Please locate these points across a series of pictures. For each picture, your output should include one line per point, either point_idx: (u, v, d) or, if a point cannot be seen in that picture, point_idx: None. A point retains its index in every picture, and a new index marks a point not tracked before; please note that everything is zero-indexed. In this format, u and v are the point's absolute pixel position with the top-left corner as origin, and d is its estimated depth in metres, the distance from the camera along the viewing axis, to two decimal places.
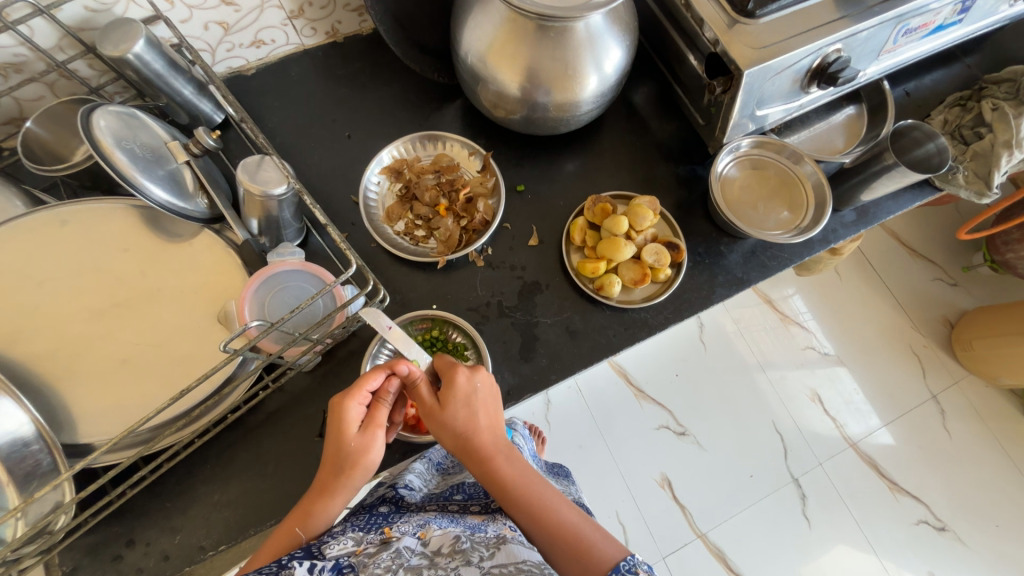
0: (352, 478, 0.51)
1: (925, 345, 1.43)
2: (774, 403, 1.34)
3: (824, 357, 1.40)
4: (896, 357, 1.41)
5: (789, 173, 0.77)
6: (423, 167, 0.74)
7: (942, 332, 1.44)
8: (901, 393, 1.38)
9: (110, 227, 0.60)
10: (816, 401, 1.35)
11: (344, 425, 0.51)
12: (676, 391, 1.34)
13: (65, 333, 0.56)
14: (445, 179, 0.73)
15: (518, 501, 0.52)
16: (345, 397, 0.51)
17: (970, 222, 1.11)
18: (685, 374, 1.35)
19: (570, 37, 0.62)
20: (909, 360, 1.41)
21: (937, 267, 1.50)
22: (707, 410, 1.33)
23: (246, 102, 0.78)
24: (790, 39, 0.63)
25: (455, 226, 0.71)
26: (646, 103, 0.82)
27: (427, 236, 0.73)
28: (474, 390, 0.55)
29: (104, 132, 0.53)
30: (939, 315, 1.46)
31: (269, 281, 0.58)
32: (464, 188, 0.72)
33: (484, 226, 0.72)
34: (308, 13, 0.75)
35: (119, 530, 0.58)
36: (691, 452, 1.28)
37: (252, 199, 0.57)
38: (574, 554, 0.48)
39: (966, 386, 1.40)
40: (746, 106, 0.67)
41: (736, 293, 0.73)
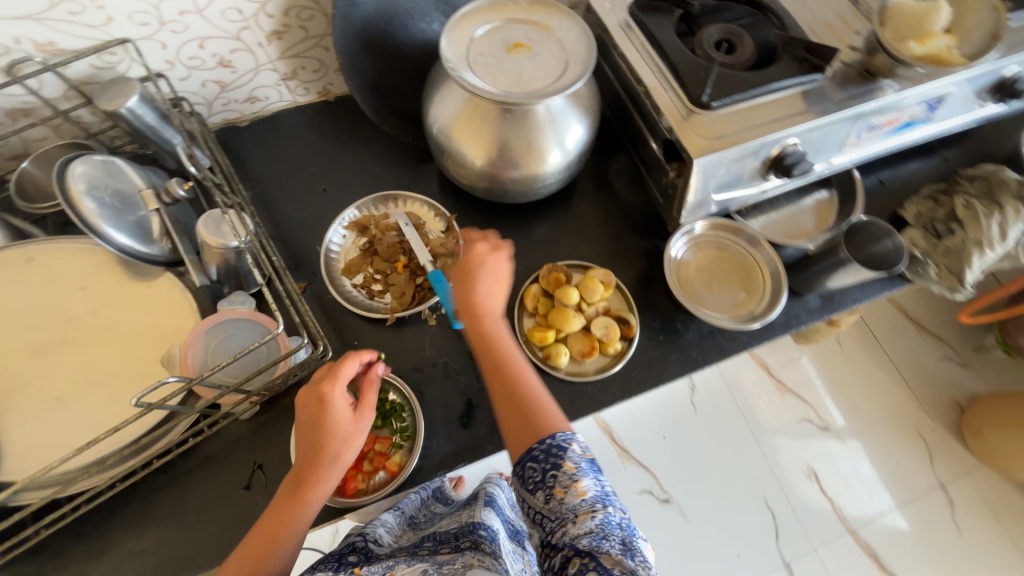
0: (332, 473, 0.53)
1: (932, 428, 1.40)
2: (768, 477, 1.33)
3: (823, 432, 1.39)
4: (898, 438, 1.38)
5: (747, 258, 0.77)
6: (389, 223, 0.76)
7: (948, 412, 1.42)
8: (911, 477, 1.34)
9: (75, 264, 0.63)
10: (812, 478, 1.33)
11: (333, 413, 0.53)
12: (660, 458, 1.34)
13: (12, 364, 0.58)
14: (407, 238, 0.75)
15: (496, 373, 0.58)
16: (327, 384, 0.53)
17: (974, 306, 1.11)
18: (671, 437, 1.37)
19: (529, 117, 0.65)
20: (916, 443, 1.38)
21: (946, 346, 1.49)
22: (696, 479, 1.32)
23: (235, 150, 0.83)
24: (742, 132, 0.65)
25: (409, 284, 0.72)
26: (616, 175, 0.85)
27: (384, 292, 0.74)
28: (487, 265, 0.61)
29: (78, 180, 0.58)
30: (949, 397, 1.44)
31: (215, 328, 0.61)
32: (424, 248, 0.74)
33: None
34: (301, 76, 0.82)
35: (31, 569, 0.57)
36: (675, 521, 1.28)
37: (210, 250, 0.61)
38: (517, 422, 0.54)
39: (978, 477, 1.35)
40: (701, 189, 0.68)
41: (690, 373, 0.71)
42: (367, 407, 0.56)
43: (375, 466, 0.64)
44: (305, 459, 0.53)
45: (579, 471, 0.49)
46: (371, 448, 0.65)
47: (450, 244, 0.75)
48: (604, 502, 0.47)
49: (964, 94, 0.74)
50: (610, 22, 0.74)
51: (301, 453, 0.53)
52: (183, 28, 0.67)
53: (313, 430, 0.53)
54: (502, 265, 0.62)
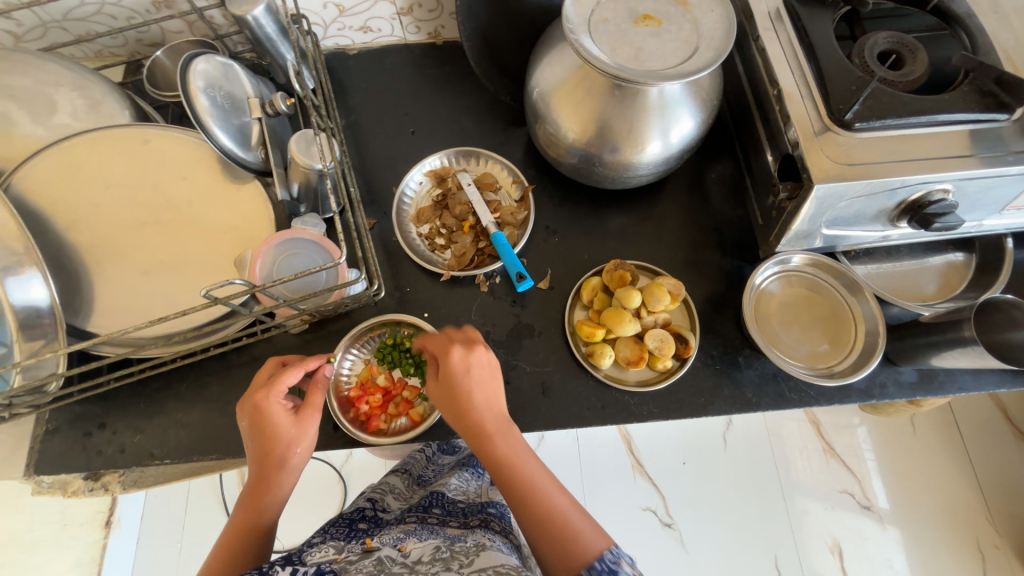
0: (279, 478, 0.52)
1: (997, 547, 1.23)
2: (786, 538, 1.23)
3: (865, 512, 1.26)
4: (952, 544, 1.23)
5: (843, 306, 0.67)
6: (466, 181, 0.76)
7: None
8: None
9: (182, 155, 0.68)
10: (836, 554, 1.22)
11: (271, 420, 0.52)
12: (679, 485, 1.28)
13: (114, 230, 0.64)
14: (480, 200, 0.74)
15: (507, 487, 0.49)
16: (261, 393, 0.53)
17: None
18: (692, 465, 1.30)
19: (640, 99, 0.59)
20: (970, 556, 1.22)
21: None
22: (707, 515, 1.25)
23: (339, 77, 0.85)
24: (884, 164, 0.55)
25: (471, 246, 0.72)
26: (715, 182, 0.77)
27: (445, 248, 0.74)
28: (469, 371, 0.53)
29: (198, 76, 0.61)
30: None
31: (286, 244, 0.64)
32: (494, 213, 0.73)
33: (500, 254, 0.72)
34: (416, 14, 0.80)
35: (97, 411, 0.65)
36: (673, 549, 1.23)
37: (297, 168, 0.63)
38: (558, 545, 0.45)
39: None
40: (811, 218, 0.61)
41: (738, 413, 0.65)
42: (312, 407, 0.54)
43: (398, 411, 0.66)
44: (255, 466, 0.52)
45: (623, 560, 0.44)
46: (399, 393, 0.67)
47: (521, 216, 0.74)
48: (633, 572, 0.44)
49: None
50: (758, 8, 0.65)
51: (253, 461, 0.53)
52: None
53: (255, 440, 0.52)
54: (484, 359, 0.55)
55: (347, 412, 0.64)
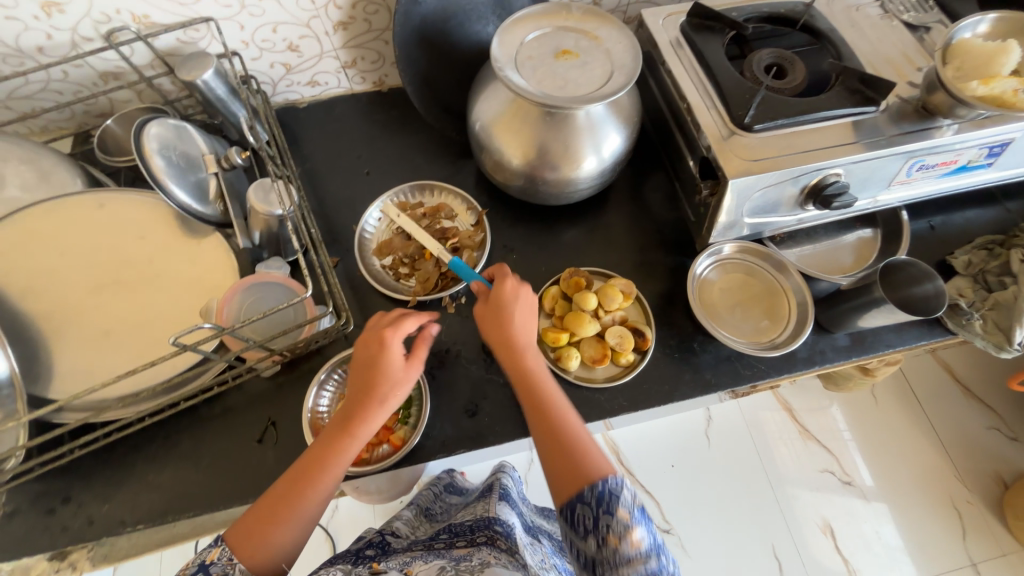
0: (381, 411, 0.55)
1: (968, 501, 1.31)
2: (778, 524, 1.27)
3: (845, 486, 1.32)
4: (928, 505, 1.30)
5: (775, 284, 0.75)
6: (421, 212, 0.80)
7: (988, 487, 1.32)
8: (935, 548, 1.25)
9: (139, 215, 0.69)
10: (827, 533, 1.27)
11: (389, 359, 0.56)
12: (669, 485, 1.31)
13: (72, 296, 0.64)
14: (438, 227, 0.79)
15: (535, 420, 0.56)
16: (388, 332, 0.57)
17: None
18: (680, 466, 1.33)
19: (570, 122, 0.66)
20: (947, 513, 1.29)
21: (994, 414, 1.41)
22: (701, 513, 1.28)
23: (291, 129, 0.89)
24: (783, 157, 0.64)
25: (435, 271, 0.75)
26: (650, 189, 0.85)
27: (409, 276, 0.76)
28: (515, 298, 0.61)
29: (151, 139, 0.63)
30: (991, 470, 1.34)
31: (251, 288, 0.66)
32: (452, 238, 0.77)
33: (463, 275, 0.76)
34: (360, 66, 0.87)
35: (61, 486, 0.62)
36: (673, 553, 1.24)
37: (257, 216, 0.66)
38: (567, 463, 0.51)
39: (1016, 561, 1.24)
40: (733, 209, 0.68)
41: (702, 396, 0.70)
42: (418, 359, 0.58)
43: (379, 439, 0.67)
44: (354, 396, 0.55)
45: (632, 520, 0.46)
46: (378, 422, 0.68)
47: (478, 239, 0.78)
48: (659, 551, 0.46)
49: None
50: (660, 38, 0.74)
51: (352, 389, 0.56)
52: (260, 12, 0.73)
53: (366, 369, 0.56)
54: (529, 299, 0.62)
55: None
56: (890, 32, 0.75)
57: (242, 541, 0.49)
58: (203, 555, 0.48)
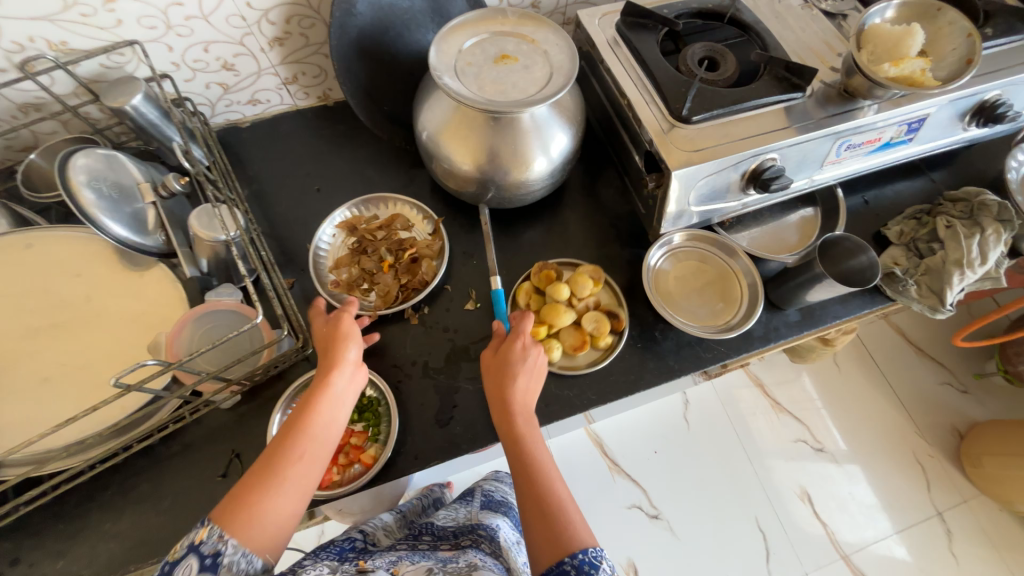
0: (344, 357, 0.57)
1: (929, 454, 1.39)
2: (759, 497, 1.32)
3: (817, 453, 1.38)
4: (895, 463, 1.37)
5: (725, 268, 0.79)
6: (377, 224, 0.79)
7: (946, 439, 1.41)
8: (904, 502, 1.33)
9: (72, 253, 0.65)
10: (805, 500, 1.32)
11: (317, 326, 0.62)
12: (652, 471, 1.34)
13: (3, 344, 0.60)
14: (394, 238, 0.77)
15: (523, 479, 0.54)
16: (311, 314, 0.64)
17: (966, 330, 1.12)
18: (663, 452, 1.36)
19: (516, 125, 0.67)
20: (911, 468, 1.37)
21: (945, 370, 1.50)
22: (685, 495, 1.31)
23: (234, 150, 0.86)
24: (721, 145, 0.67)
25: (394, 284, 0.74)
26: (603, 185, 0.87)
27: (367, 290, 0.74)
28: (519, 355, 0.62)
29: (79, 171, 0.60)
30: (947, 423, 1.43)
31: (201, 318, 0.63)
32: (411, 248, 0.76)
33: (424, 286, 0.75)
34: (302, 81, 0.85)
35: (8, 547, 0.58)
36: (662, 537, 1.26)
37: (202, 243, 0.64)
38: (551, 536, 0.49)
39: (975, 505, 1.33)
40: (680, 199, 0.70)
41: (667, 382, 0.71)
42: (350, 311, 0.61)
43: (350, 459, 0.66)
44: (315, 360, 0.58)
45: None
46: (347, 443, 0.67)
47: (437, 247, 0.78)
48: None
49: (946, 117, 0.75)
50: (597, 38, 0.76)
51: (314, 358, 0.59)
52: (189, 32, 0.70)
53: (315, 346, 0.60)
54: (540, 361, 0.63)
55: None
56: (811, 22, 0.79)
57: (229, 515, 0.45)
58: (192, 536, 0.43)
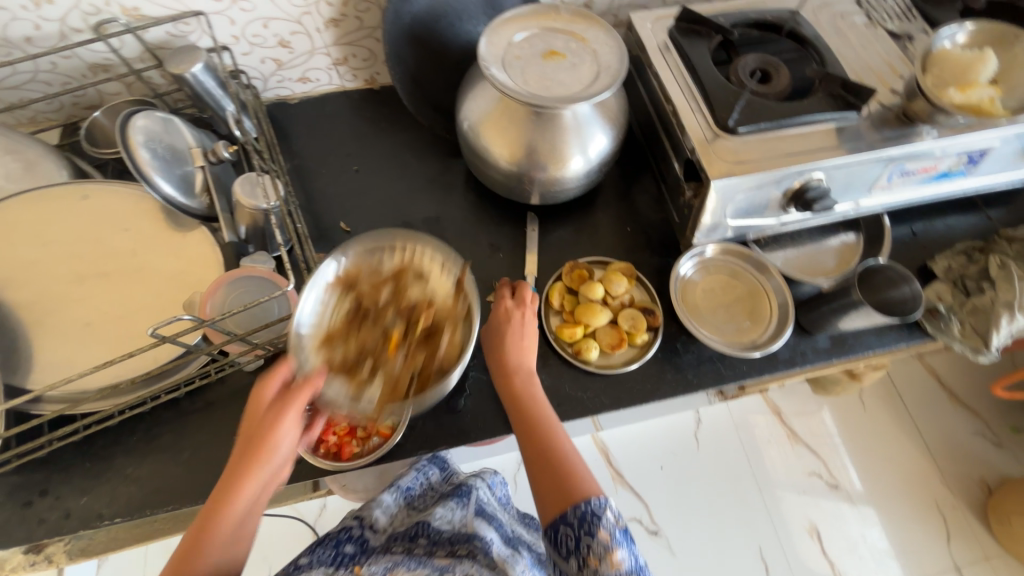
0: (264, 466, 0.50)
1: (952, 505, 1.32)
2: (764, 526, 1.28)
3: (831, 490, 1.33)
4: (914, 510, 1.31)
5: (756, 285, 0.77)
6: (380, 276, 0.65)
7: (973, 492, 1.34)
8: (920, 551, 1.27)
9: (123, 208, 0.69)
10: (813, 536, 1.27)
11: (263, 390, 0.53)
12: (656, 486, 1.32)
13: (53, 287, 0.63)
14: (404, 309, 0.64)
15: (528, 437, 0.58)
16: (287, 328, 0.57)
17: (1007, 379, 1.06)
18: (669, 468, 1.34)
19: (557, 122, 0.67)
20: (931, 517, 1.30)
21: (979, 419, 1.42)
22: (687, 514, 1.28)
23: (280, 124, 0.89)
24: (765, 159, 0.65)
25: (408, 371, 0.60)
26: (638, 191, 0.85)
27: (368, 378, 0.60)
28: (515, 323, 0.64)
29: (137, 131, 0.63)
30: (976, 475, 1.36)
31: (236, 282, 0.66)
32: (424, 320, 0.63)
33: (444, 370, 0.60)
34: (352, 63, 0.87)
35: (38, 478, 0.62)
36: (659, 554, 1.24)
37: (243, 210, 0.66)
38: (552, 475, 0.54)
39: (998, 565, 1.26)
40: (717, 211, 0.69)
41: (684, 395, 0.70)
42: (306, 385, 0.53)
43: (369, 432, 0.67)
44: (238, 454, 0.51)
45: (613, 541, 0.49)
46: None
47: (461, 313, 0.64)
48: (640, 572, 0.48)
49: (1010, 151, 0.71)
50: (648, 41, 0.75)
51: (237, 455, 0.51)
52: (251, 7, 0.73)
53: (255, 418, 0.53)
54: (530, 318, 0.65)
55: (318, 449, 0.65)
56: (874, 41, 0.76)
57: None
58: None
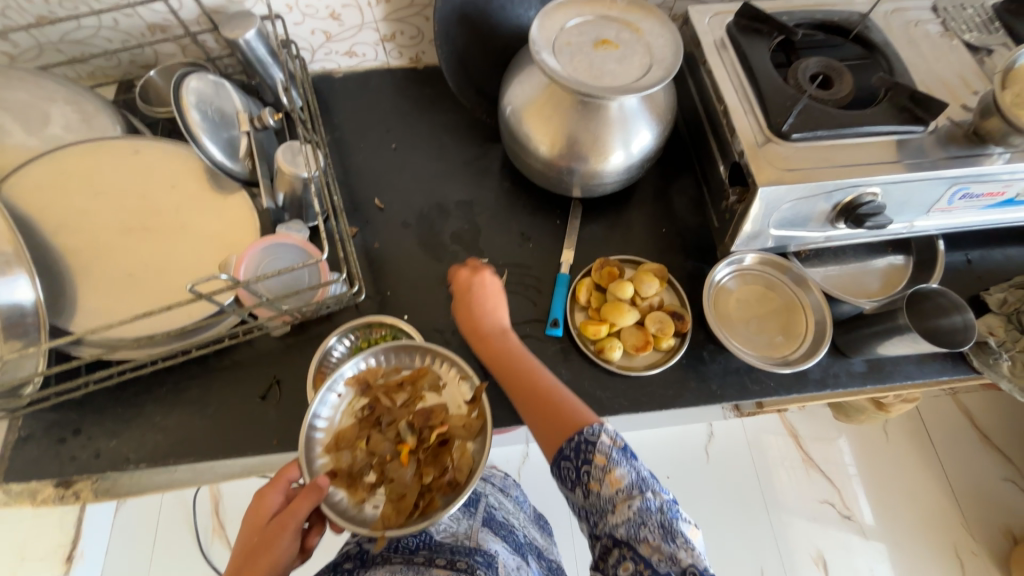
0: (286, 532, 0.49)
1: (973, 551, 1.26)
2: (769, 549, 1.25)
3: (844, 520, 1.28)
4: (930, 551, 1.26)
5: (794, 300, 0.73)
6: (396, 381, 0.64)
7: (996, 538, 1.27)
8: None
9: (170, 166, 0.71)
10: (820, 564, 1.24)
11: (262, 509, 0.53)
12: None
13: (100, 237, 0.66)
14: (421, 411, 0.62)
15: (519, 394, 0.58)
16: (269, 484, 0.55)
17: None
18: (675, 478, 1.31)
19: (602, 114, 0.65)
20: (948, 561, 1.25)
21: (1011, 465, 1.35)
22: None
23: (324, 97, 0.90)
24: (818, 169, 0.62)
25: (414, 488, 0.58)
26: (677, 192, 0.83)
27: (375, 489, 0.59)
28: (477, 287, 0.66)
29: (190, 92, 0.65)
30: (1001, 522, 1.29)
31: (271, 248, 0.67)
32: (440, 427, 0.61)
33: (454, 486, 0.58)
34: (399, 40, 0.87)
35: (73, 418, 0.65)
36: None
37: (283, 177, 0.67)
38: (546, 415, 0.54)
39: None
40: (759, 220, 0.66)
41: (706, 405, 0.68)
42: (289, 515, 0.50)
43: None
44: (260, 528, 0.51)
45: (612, 462, 0.47)
46: None
47: (476, 425, 0.60)
48: (644, 487, 0.45)
49: None
50: (704, 37, 0.73)
51: (258, 524, 0.51)
52: None
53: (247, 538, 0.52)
54: (493, 282, 0.67)
55: None
56: (949, 53, 0.71)
57: None
58: None
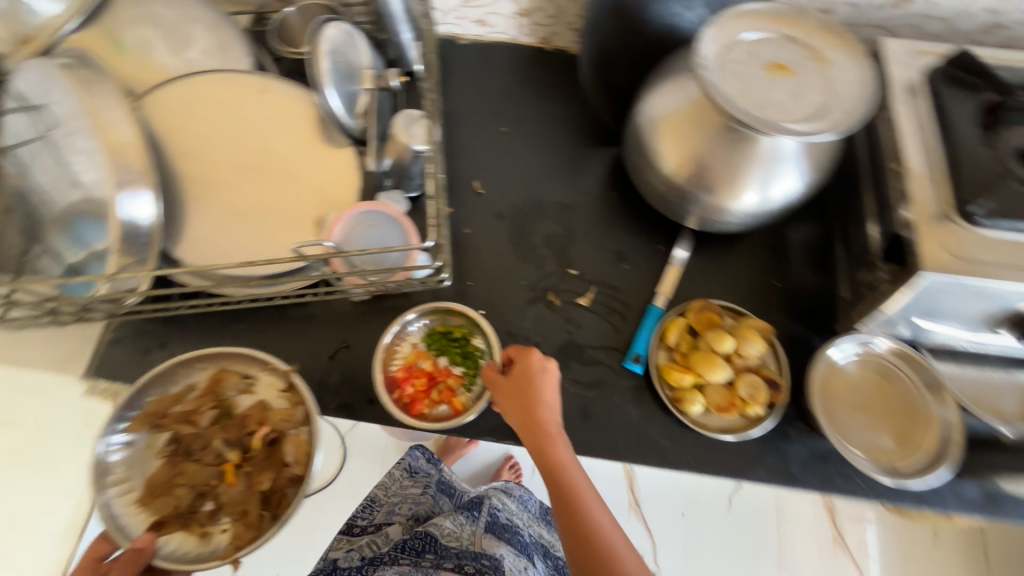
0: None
1: None
2: None
3: None
4: None
5: (918, 404, 0.63)
6: (196, 403, 0.61)
7: None
8: None
9: (289, 109, 0.70)
10: None
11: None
12: (673, 533, 1.23)
13: (214, 167, 0.67)
14: (232, 433, 0.62)
15: (560, 502, 0.54)
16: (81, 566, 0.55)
17: None
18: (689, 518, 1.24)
19: (749, 148, 0.57)
20: None
21: None
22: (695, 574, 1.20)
23: (444, 62, 0.86)
24: (1004, 266, 0.52)
25: (254, 500, 0.59)
26: (800, 243, 0.74)
27: (205, 510, 0.59)
28: (543, 372, 0.59)
29: (326, 39, 0.63)
30: None
31: (369, 215, 0.66)
32: (267, 426, 0.61)
33: (295, 477, 0.59)
34: (535, 17, 0.81)
35: (160, 331, 0.68)
36: None
37: (395, 143, 0.66)
38: (589, 550, 0.52)
39: None
40: (907, 307, 0.58)
41: (779, 487, 0.62)
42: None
43: (440, 398, 0.66)
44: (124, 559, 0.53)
45: None
46: (442, 381, 0.67)
47: (296, 413, 0.60)
48: None
49: None
50: (892, 79, 0.62)
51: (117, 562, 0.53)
52: None
53: None
54: (553, 368, 0.60)
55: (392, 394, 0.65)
56: None
57: None
58: None
